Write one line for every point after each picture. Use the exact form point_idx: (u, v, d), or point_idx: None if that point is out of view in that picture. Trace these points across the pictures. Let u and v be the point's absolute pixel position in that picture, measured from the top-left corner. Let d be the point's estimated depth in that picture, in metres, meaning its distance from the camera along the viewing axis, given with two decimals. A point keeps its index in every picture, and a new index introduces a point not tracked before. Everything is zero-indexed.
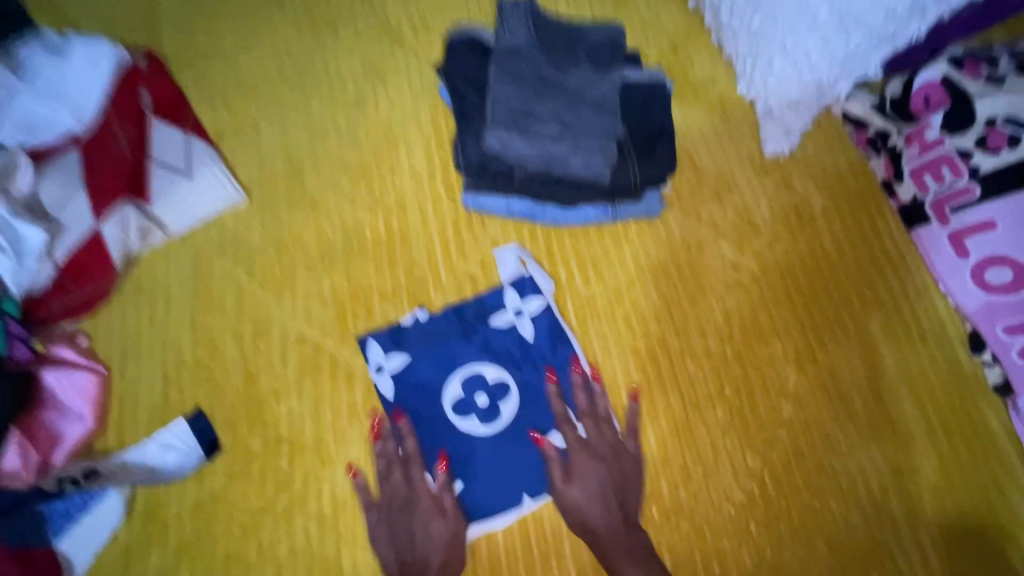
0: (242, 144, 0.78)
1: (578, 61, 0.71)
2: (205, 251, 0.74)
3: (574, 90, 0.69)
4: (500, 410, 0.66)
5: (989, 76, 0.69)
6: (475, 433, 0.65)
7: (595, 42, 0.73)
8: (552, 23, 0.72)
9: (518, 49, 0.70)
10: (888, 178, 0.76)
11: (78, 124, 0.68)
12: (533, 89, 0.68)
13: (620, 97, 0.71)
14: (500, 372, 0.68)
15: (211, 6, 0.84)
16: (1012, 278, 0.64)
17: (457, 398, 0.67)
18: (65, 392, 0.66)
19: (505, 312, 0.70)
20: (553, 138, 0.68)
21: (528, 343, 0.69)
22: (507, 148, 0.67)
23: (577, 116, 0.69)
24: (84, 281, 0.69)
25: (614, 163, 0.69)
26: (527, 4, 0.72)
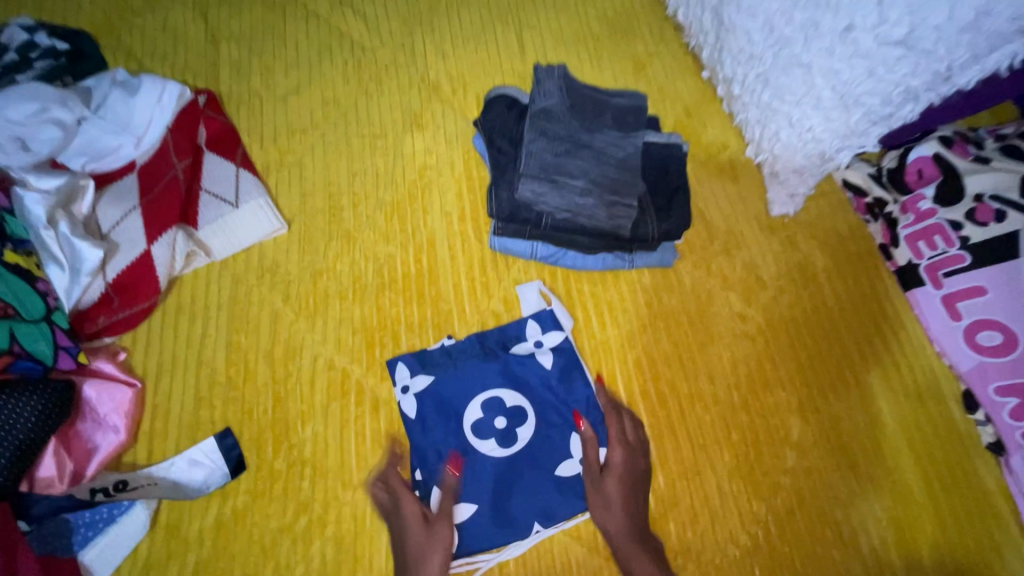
0: (286, 178, 0.84)
1: (604, 122, 0.77)
2: (244, 276, 0.78)
3: (600, 148, 0.75)
4: (517, 434, 0.69)
5: (977, 156, 0.77)
6: (492, 454, 0.68)
7: (620, 106, 0.79)
8: (581, 88, 0.79)
9: (550, 110, 0.76)
10: (885, 243, 0.81)
11: (139, 153, 0.78)
12: (562, 145, 0.74)
13: (641, 156, 0.76)
14: (518, 398, 0.71)
15: (267, 52, 0.92)
16: (1002, 341, 0.69)
17: (477, 419, 0.70)
18: (102, 403, 0.69)
19: (526, 342, 0.74)
20: (581, 192, 0.72)
21: (546, 372, 0.72)
22: (537, 197, 0.72)
23: (603, 172, 0.74)
24: (129, 299, 0.73)
25: (635, 218, 0.73)
26: (560, 70, 0.79)
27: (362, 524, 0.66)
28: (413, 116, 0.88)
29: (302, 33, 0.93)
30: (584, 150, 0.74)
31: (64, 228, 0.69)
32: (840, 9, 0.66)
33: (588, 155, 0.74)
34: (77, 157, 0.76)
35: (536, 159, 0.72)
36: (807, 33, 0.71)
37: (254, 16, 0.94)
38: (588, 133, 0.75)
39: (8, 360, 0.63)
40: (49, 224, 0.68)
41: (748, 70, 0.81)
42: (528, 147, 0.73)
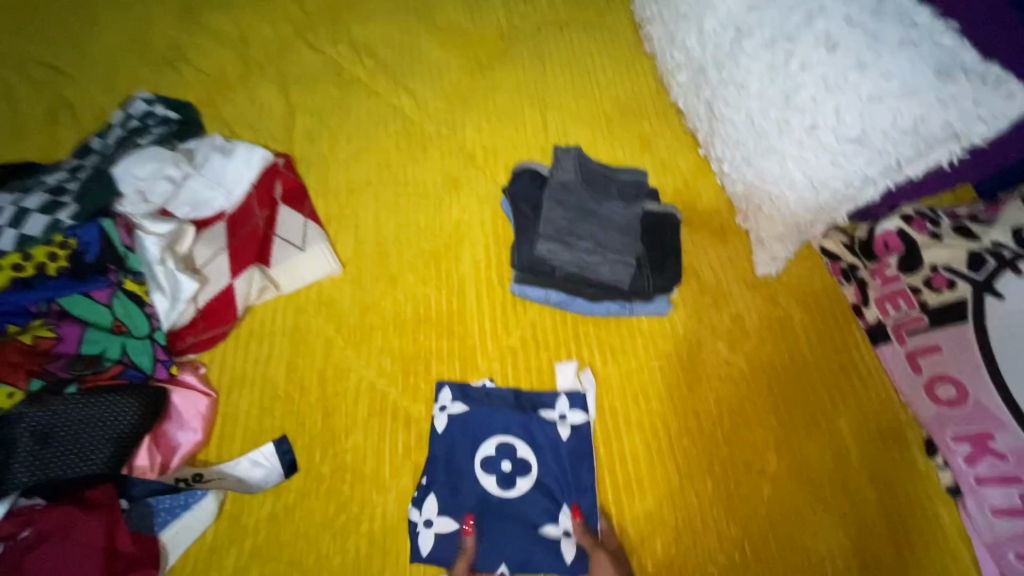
0: (344, 228, 1.00)
1: (610, 194, 0.93)
2: (305, 308, 0.93)
3: (606, 216, 0.90)
4: (516, 480, 0.80)
5: (932, 233, 0.87)
6: (490, 490, 0.79)
7: (625, 181, 0.96)
8: (592, 165, 0.95)
9: (566, 184, 0.92)
10: (857, 303, 0.94)
11: (230, 205, 0.95)
12: (574, 212, 0.90)
13: (640, 224, 0.91)
14: (528, 452, 0.82)
15: (334, 122, 1.10)
16: (956, 393, 0.78)
17: (488, 456, 0.81)
18: (186, 409, 0.82)
19: (552, 411, 0.84)
20: (588, 252, 0.87)
21: (560, 445, 0.82)
22: (551, 254, 0.87)
23: (607, 237, 0.89)
24: (212, 323, 0.88)
25: (633, 274, 0.88)
26: (575, 150, 0.96)
27: (392, 523, 0.78)
28: (452, 180, 1.04)
29: (363, 108, 1.12)
30: (593, 217, 0.90)
31: (170, 265, 0.84)
32: (806, 111, 0.81)
33: (595, 222, 0.90)
34: (182, 207, 0.92)
35: (551, 224, 0.88)
36: (780, 128, 0.85)
37: (325, 93, 1.13)
38: (596, 204, 0.91)
39: (119, 369, 0.80)
40: (161, 261, 0.84)
41: (735, 152, 0.95)
42: (546, 213, 0.89)
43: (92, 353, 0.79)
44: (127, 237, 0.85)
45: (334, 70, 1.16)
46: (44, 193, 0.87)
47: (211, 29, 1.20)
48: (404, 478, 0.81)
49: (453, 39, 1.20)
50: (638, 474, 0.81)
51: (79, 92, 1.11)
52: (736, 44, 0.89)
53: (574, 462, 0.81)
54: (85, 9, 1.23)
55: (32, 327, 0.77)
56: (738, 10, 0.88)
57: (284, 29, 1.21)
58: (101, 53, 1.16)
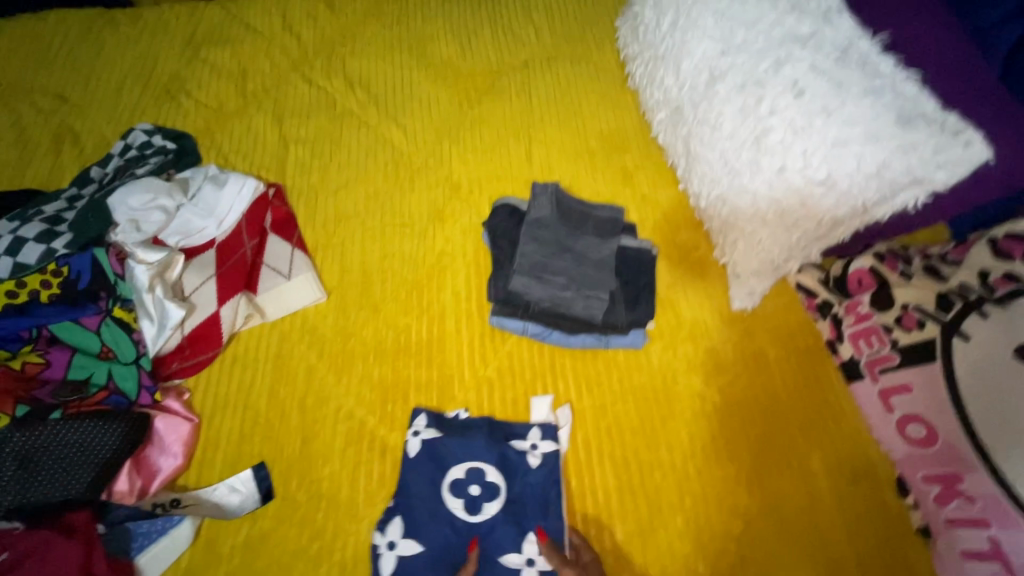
0: (330, 256, 1.03)
1: (586, 229, 0.99)
2: (289, 335, 0.95)
3: (581, 252, 0.97)
4: (483, 505, 0.81)
5: (903, 272, 0.89)
6: (456, 514, 0.80)
7: (601, 218, 1.01)
8: (570, 203, 1.02)
9: (543, 221, 0.99)
10: (832, 339, 0.94)
11: (220, 234, 0.98)
12: (550, 248, 0.96)
13: (615, 259, 0.97)
14: (497, 476, 0.83)
15: (325, 153, 1.14)
16: (925, 434, 0.79)
17: (456, 479, 0.83)
18: (167, 434, 0.84)
19: (524, 440, 0.86)
20: (562, 287, 0.93)
21: (530, 471, 0.84)
22: (525, 289, 0.93)
23: (582, 272, 0.95)
24: (198, 349, 0.91)
25: (606, 307, 0.93)
26: (553, 189, 1.03)
27: (364, 553, 0.79)
28: (437, 211, 1.07)
29: (354, 139, 1.15)
30: (568, 254, 0.96)
31: (159, 292, 0.87)
32: (775, 154, 0.83)
33: (570, 258, 0.96)
34: (173, 236, 0.96)
35: (526, 260, 0.95)
36: (752, 168, 0.87)
37: (319, 125, 1.17)
38: (572, 239, 0.98)
39: (105, 394, 0.83)
40: (150, 289, 0.87)
41: (711, 189, 0.97)
42: (523, 248, 0.96)
43: (78, 379, 0.83)
44: (118, 265, 0.88)
45: (328, 103, 1.20)
46: (42, 222, 0.91)
47: (212, 63, 1.25)
48: (378, 507, 0.82)
49: (443, 74, 1.24)
50: (609, 507, 0.82)
51: (83, 122, 1.15)
52: (709, 87, 0.93)
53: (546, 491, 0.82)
54: (93, 42, 1.28)
55: (23, 353, 0.82)
56: (711, 55, 0.92)
57: (282, 63, 1.25)
58: (106, 84, 1.21)
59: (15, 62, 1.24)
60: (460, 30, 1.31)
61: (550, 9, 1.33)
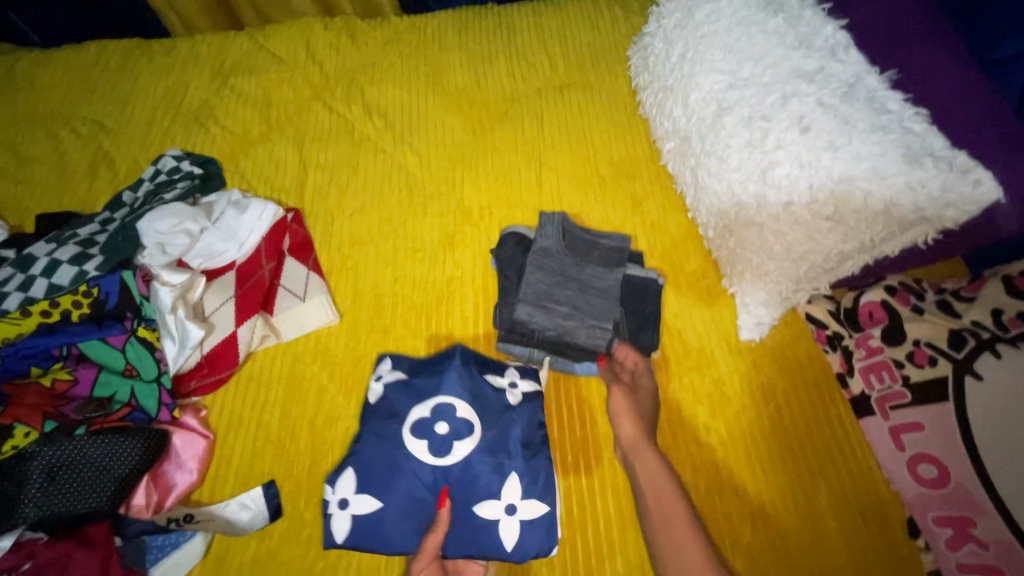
0: (345, 279, 1.06)
1: (592, 259, 1.02)
2: (302, 355, 0.98)
3: (586, 281, 0.99)
4: (453, 446, 0.83)
5: (915, 306, 0.87)
6: (422, 455, 0.82)
7: (607, 246, 1.03)
8: (574, 230, 1.05)
9: (549, 249, 1.01)
10: (841, 372, 0.93)
11: (240, 256, 1.03)
12: (554, 276, 0.99)
13: (620, 288, 0.99)
14: (470, 413, 0.85)
15: (343, 178, 1.18)
16: (937, 474, 0.77)
17: (421, 420, 0.85)
18: (184, 451, 0.88)
19: (502, 378, 0.91)
20: (565, 317, 0.95)
21: (510, 406, 0.87)
22: (529, 318, 0.95)
23: (585, 302, 0.97)
24: (217, 368, 0.94)
25: (609, 337, 0.96)
26: (560, 216, 1.06)
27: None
28: (448, 236, 1.10)
29: (371, 164, 1.19)
30: (572, 282, 0.99)
31: (181, 313, 0.91)
32: (781, 188, 0.84)
33: (575, 287, 0.98)
34: (196, 258, 1.01)
35: (531, 288, 0.97)
36: (758, 201, 0.88)
37: (337, 150, 1.21)
38: (577, 268, 1.00)
39: (127, 411, 0.87)
40: (172, 310, 0.90)
41: (718, 219, 0.97)
42: (528, 277, 0.98)
43: (104, 396, 0.88)
44: (144, 287, 0.94)
45: (346, 129, 1.24)
46: (76, 245, 0.96)
47: (239, 90, 1.31)
48: None
49: (458, 101, 1.28)
50: (609, 538, 0.82)
51: (118, 147, 1.22)
52: (717, 118, 0.93)
53: (533, 460, 0.83)
54: (130, 71, 1.36)
55: (54, 370, 0.88)
56: (719, 88, 0.93)
57: (305, 90, 1.31)
58: (140, 111, 1.29)
59: (59, 90, 1.32)
60: (475, 58, 1.34)
61: (564, 39, 1.36)
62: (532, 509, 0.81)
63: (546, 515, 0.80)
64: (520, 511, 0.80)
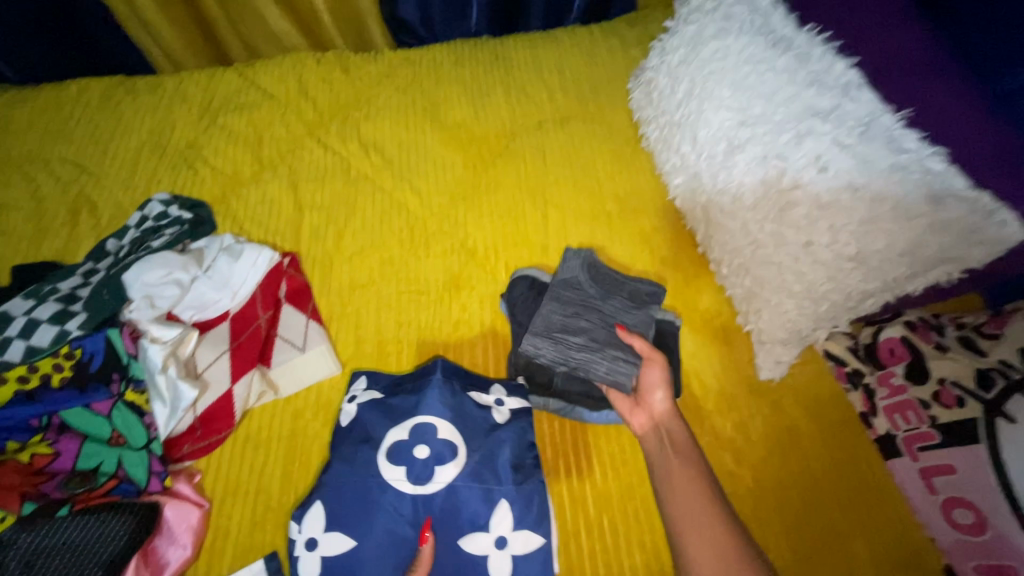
0: (346, 326, 1.01)
1: (619, 297, 0.99)
2: (303, 412, 0.92)
3: (608, 314, 0.96)
4: (434, 471, 0.79)
5: (938, 343, 0.87)
6: (399, 483, 0.78)
7: (637, 288, 1.00)
8: (603, 267, 1.02)
9: (572, 281, 0.99)
10: (865, 412, 0.90)
11: (234, 305, 0.98)
12: (573, 310, 0.96)
13: (649, 330, 0.96)
14: (451, 433, 0.82)
15: (342, 220, 1.13)
16: (974, 521, 0.74)
17: (398, 442, 0.81)
18: (177, 524, 0.80)
19: (488, 397, 0.88)
20: (580, 350, 0.91)
21: (498, 425, 0.84)
22: (536, 351, 0.91)
23: (605, 336, 0.94)
24: (210, 430, 0.88)
25: (633, 373, 0.90)
26: (588, 252, 1.03)
27: None
28: (453, 277, 1.06)
29: (370, 203, 1.15)
30: (592, 315, 0.95)
31: (172, 372, 0.85)
32: (800, 228, 0.83)
33: (595, 319, 0.95)
34: (186, 310, 0.95)
35: (543, 319, 0.94)
36: (776, 241, 0.86)
37: (333, 189, 1.17)
38: (600, 301, 0.97)
39: (114, 483, 0.81)
40: (163, 370, 0.85)
41: (733, 258, 0.95)
42: (543, 306, 0.95)
43: (87, 468, 0.81)
44: (131, 345, 0.88)
45: (343, 167, 1.20)
46: (56, 302, 0.91)
47: (229, 129, 1.27)
48: None
49: (457, 136, 1.25)
50: None
51: (100, 190, 1.16)
52: (730, 155, 0.93)
53: (525, 485, 0.79)
54: (113, 110, 1.31)
55: (32, 444, 0.81)
56: (730, 125, 0.93)
57: (298, 127, 1.27)
58: (124, 152, 1.23)
59: (35, 133, 1.26)
60: (472, 93, 1.32)
61: (562, 71, 1.35)
62: (525, 542, 0.76)
63: (540, 547, 0.76)
64: (512, 544, 0.76)
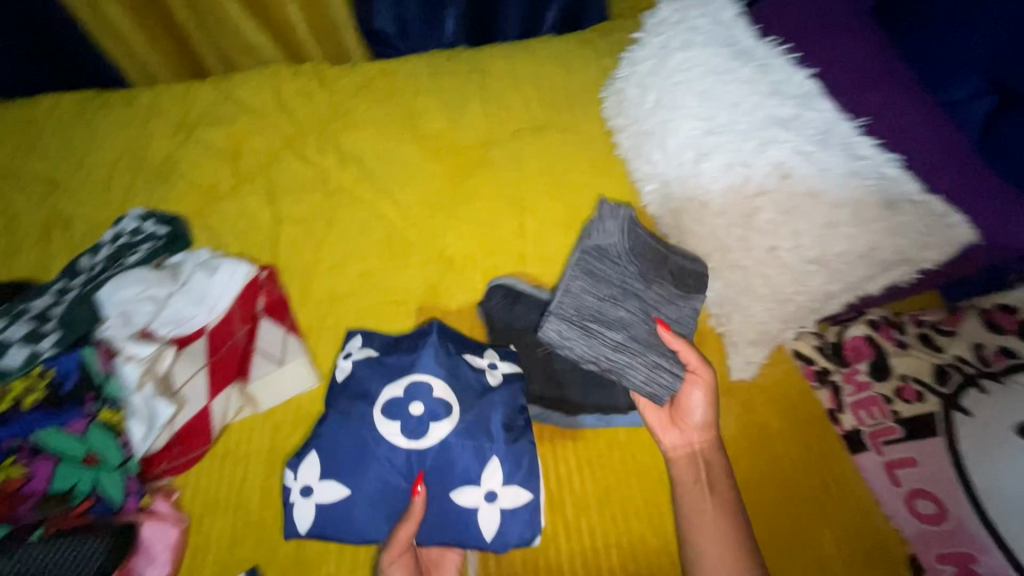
0: (324, 338, 1.01)
1: (659, 277, 0.95)
2: (283, 426, 0.93)
3: (646, 300, 0.94)
4: (429, 428, 0.81)
5: (899, 341, 0.91)
6: (395, 437, 0.81)
7: (681, 264, 0.96)
8: (644, 235, 0.98)
9: (609, 258, 0.96)
10: (832, 409, 0.93)
11: (212, 320, 0.96)
12: (609, 296, 0.93)
13: (681, 322, 0.94)
14: (446, 391, 0.84)
15: (320, 232, 1.13)
16: (935, 511, 0.77)
17: (395, 399, 0.83)
18: (155, 542, 0.80)
19: (482, 360, 0.90)
20: (613, 350, 0.89)
21: (491, 386, 0.87)
22: (564, 342, 0.90)
23: (641, 332, 0.92)
24: (187, 446, 0.89)
25: (671, 389, 0.88)
26: (627, 212, 0.98)
27: None
28: (432, 287, 1.07)
29: (348, 215, 1.16)
30: (630, 301, 0.93)
31: (148, 390, 0.85)
32: (765, 234, 0.86)
33: (632, 306, 0.93)
34: (163, 327, 0.93)
35: (576, 304, 0.91)
36: (743, 246, 0.89)
37: (311, 201, 1.18)
38: (640, 285, 0.95)
39: (89, 504, 0.80)
40: (139, 388, 0.85)
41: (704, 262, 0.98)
42: (576, 287, 0.93)
43: (62, 489, 0.80)
44: (106, 363, 0.86)
45: (320, 179, 1.21)
46: (27, 322, 0.90)
47: (205, 141, 1.26)
48: None
49: (434, 146, 1.26)
50: None
51: (74, 206, 1.16)
52: (697, 164, 0.94)
53: (517, 444, 0.83)
54: (85, 124, 1.29)
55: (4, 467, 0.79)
56: (697, 134, 0.94)
57: (275, 139, 1.27)
58: (98, 167, 1.22)
59: (8, 150, 1.25)
60: (450, 103, 1.33)
61: (538, 80, 1.37)
62: (514, 497, 0.80)
63: (527, 502, 0.80)
64: (501, 498, 0.80)
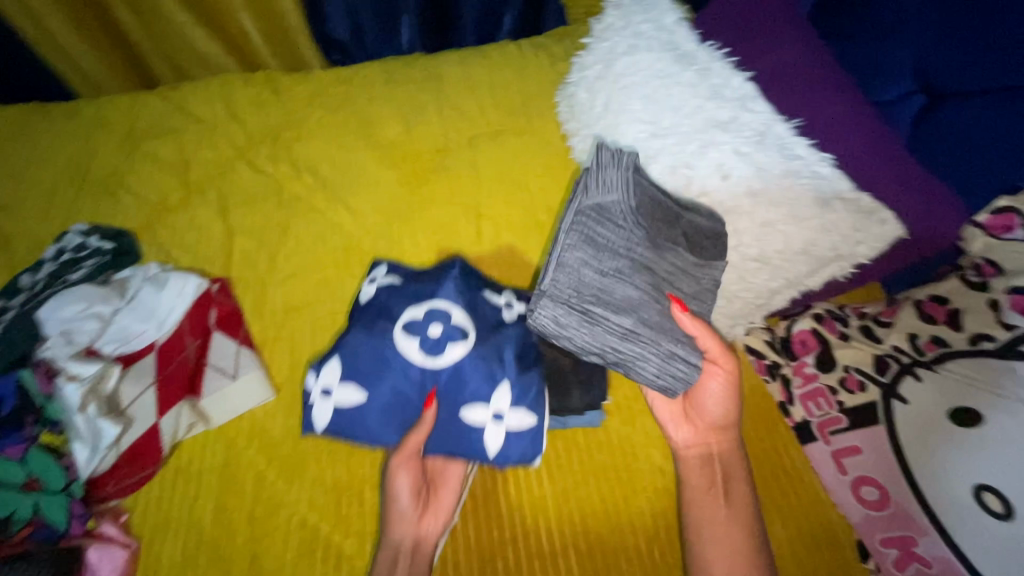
0: (279, 350, 1.00)
1: (673, 241, 0.86)
2: (236, 442, 0.91)
3: (657, 273, 0.85)
4: (445, 348, 0.81)
5: (842, 333, 0.93)
6: (412, 353, 0.81)
7: (695, 224, 0.86)
8: (651, 189, 0.86)
9: (615, 224, 0.84)
10: (783, 401, 0.95)
11: (160, 335, 0.95)
12: (614, 274, 0.82)
13: (696, 295, 0.87)
14: (465, 319, 0.83)
15: (274, 243, 1.12)
16: (879, 497, 0.81)
17: (415, 319, 0.82)
18: (101, 566, 0.79)
19: (499, 297, 0.90)
20: (621, 339, 0.81)
21: (505, 322, 0.87)
22: (565, 335, 0.80)
23: (653, 314, 0.83)
24: (135, 466, 0.86)
25: (686, 381, 0.84)
26: (629, 160, 0.86)
27: None
28: None
29: (303, 224, 1.14)
30: (639, 275, 0.83)
31: (92, 411, 0.83)
32: None
33: (643, 280, 0.83)
34: (110, 343, 0.92)
35: (575, 286, 0.81)
36: None
37: (266, 211, 1.16)
38: (651, 256, 0.84)
39: (29, 531, 0.77)
40: (82, 409, 0.83)
41: None
42: (574, 262, 0.82)
43: None
44: (47, 384, 0.84)
45: (275, 188, 1.20)
46: None
47: (154, 153, 1.24)
48: None
49: (391, 152, 1.25)
50: None
51: (17, 224, 1.12)
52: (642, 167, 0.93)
53: (524, 376, 0.82)
54: (26, 139, 1.26)
55: None
56: (642, 137, 0.94)
57: (228, 149, 1.25)
58: (40, 183, 1.19)
59: None
60: (406, 109, 1.33)
61: (493, 85, 1.38)
62: (519, 421, 0.81)
63: (531, 427, 0.82)
64: (508, 420, 0.81)
